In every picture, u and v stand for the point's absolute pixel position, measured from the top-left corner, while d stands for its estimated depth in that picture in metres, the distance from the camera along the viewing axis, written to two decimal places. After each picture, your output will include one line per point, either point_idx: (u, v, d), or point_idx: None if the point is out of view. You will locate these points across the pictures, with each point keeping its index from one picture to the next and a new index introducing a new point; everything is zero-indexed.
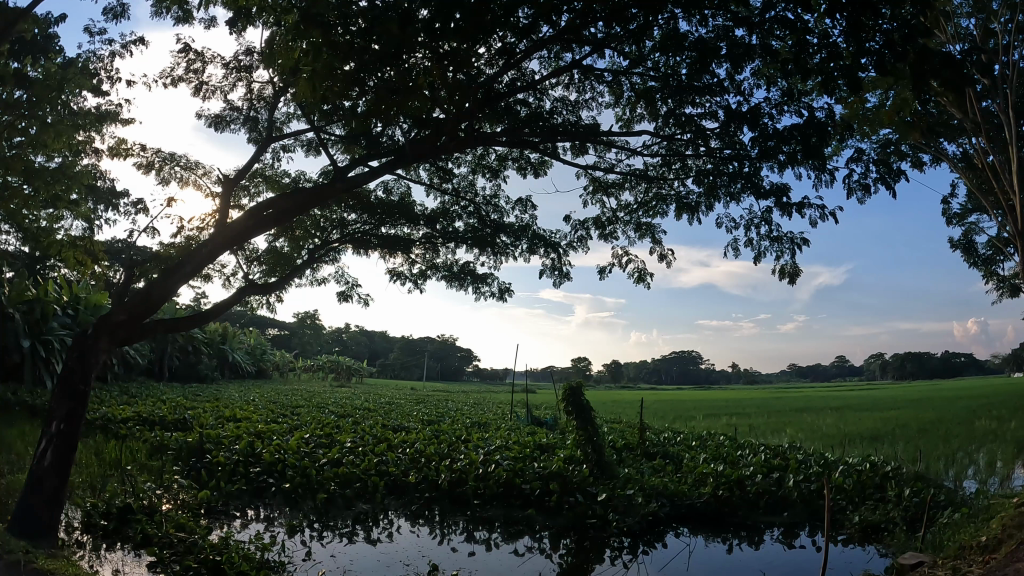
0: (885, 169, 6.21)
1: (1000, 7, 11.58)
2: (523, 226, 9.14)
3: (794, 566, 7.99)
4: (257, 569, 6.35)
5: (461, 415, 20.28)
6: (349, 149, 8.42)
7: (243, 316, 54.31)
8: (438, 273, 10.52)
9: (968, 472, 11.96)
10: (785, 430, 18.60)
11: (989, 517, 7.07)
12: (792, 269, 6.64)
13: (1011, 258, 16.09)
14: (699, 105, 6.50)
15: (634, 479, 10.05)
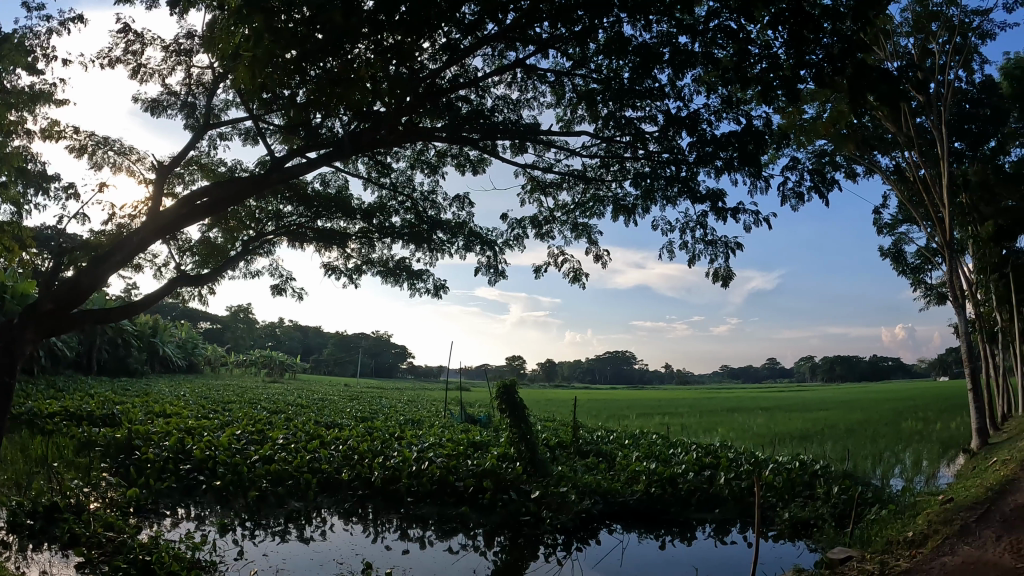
0: (819, 178, 6.43)
1: (939, 29, 12.07)
2: (460, 223, 9.11)
3: (726, 561, 8.19)
4: (187, 569, 6.14)
5: (397, 412, 20.12)
6: (287, 139, 8.24)
7: (175, 310, 52.75)
8: (373, 268, 10.43)
9: (893, 470, 12.44)
10: (716, 430, 19.12)
11: (915, 513, 7.41)
12: (726, 272, 6.83)
13: (939, 267, 16.82)
14: (639, 109, 6.59)
15: (568, 477, 10.14)
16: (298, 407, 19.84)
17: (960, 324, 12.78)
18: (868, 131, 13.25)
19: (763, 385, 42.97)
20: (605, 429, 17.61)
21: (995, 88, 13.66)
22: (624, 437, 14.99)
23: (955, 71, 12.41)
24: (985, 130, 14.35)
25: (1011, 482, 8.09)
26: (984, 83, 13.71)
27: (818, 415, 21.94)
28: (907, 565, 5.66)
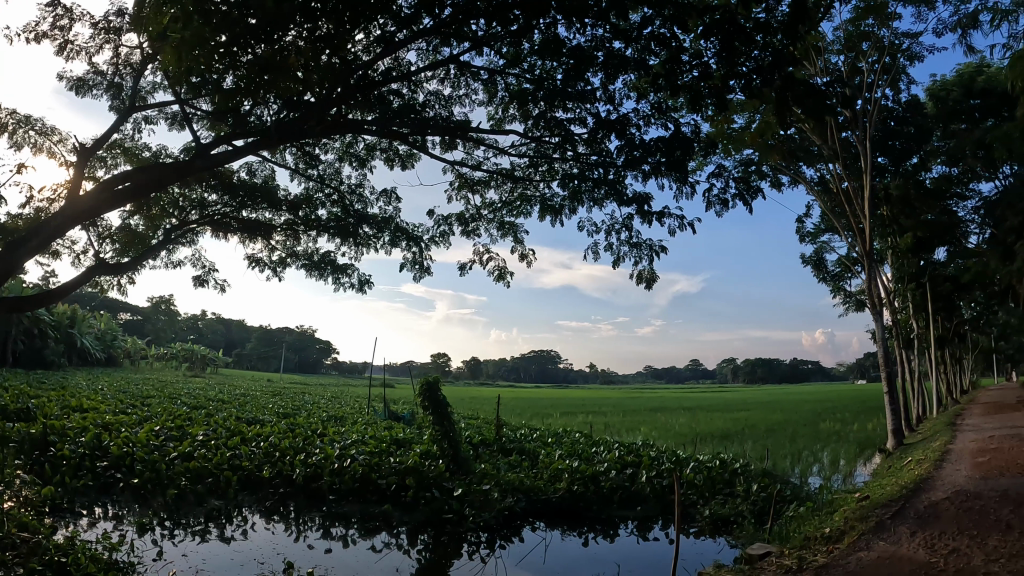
0: (744, 186, 6.62)
1: (869, 49, 12.59)
2: (387, 218, 9.03)
3: (648, 557, 8.36)
4: (106, 570, 5.89)
5: (321, 409, 19.78)
6: (215, 126, 8.01)
7: (93, 300, 50.58)
8: (298, 262, 10.23)
9: (811, 469, 12.93)
10: (638, 428, 19.56)
11: (832, 510, 7.75)
12: (649, 274, 7.00)
13: (858, 276, 17.55)
14: (569, 111, 6.67)
15: (491, 475, 10.22)
16: (219, 403, 19.32)
17: (877, 330, 13.33)
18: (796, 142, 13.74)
19: (687, 386, 44.18)
20: (531, 428, 17.73)
21: (918, 108, 14.36)
22: (548, 436, 15.15)
23: (882, 90, 12.99)
24: (908, 148, 14.50)
25: (924, 481, 8.53)
26: (909, 103, 14.40)
27: (738, 415, 22.67)
28: (825, 557, 5.90)
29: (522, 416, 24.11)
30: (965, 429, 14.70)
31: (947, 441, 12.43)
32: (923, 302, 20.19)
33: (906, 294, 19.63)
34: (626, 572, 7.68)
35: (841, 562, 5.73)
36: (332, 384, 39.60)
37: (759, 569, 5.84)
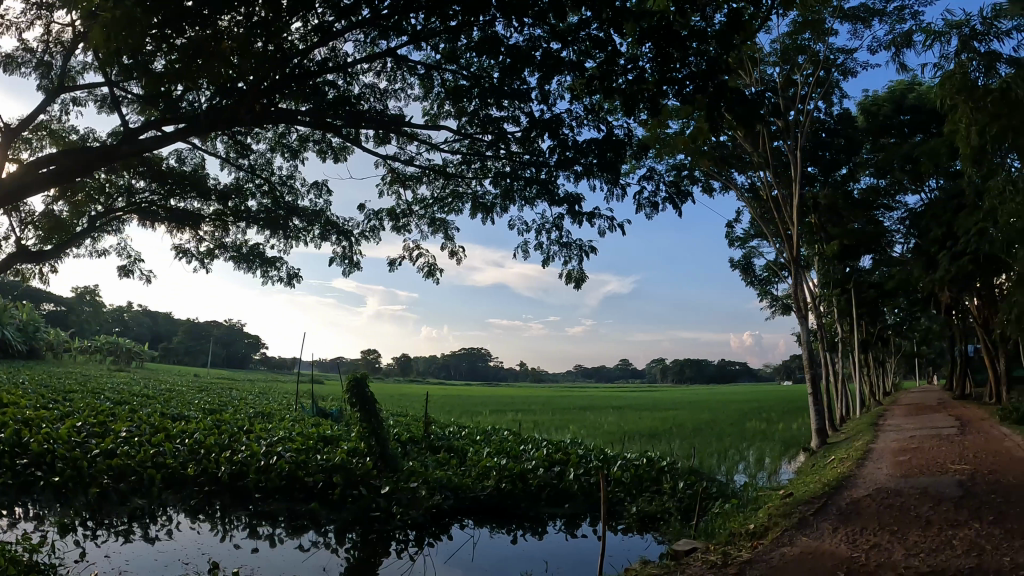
0: (674, 190, 6.78)
1: (804, 62, 13.03)
2: (317, 211, 8.88)
3: (575, 554, 8.45)
4: (24, 572, 5.64)
5: (248, 405, 19.34)
6: (146, 111, 7.74)
7: (13, 288, 48.24)
8: (226, 253, 9.99)
9: (737, 467, 13.28)
10: (567, 427, 19.76)
11: (757, 507, 7.98)
12: (578, 274, 7.22)
13: (784, 280, 18.09)
14: (504, 109, 6.69)
15: (419, 472, 10.18)
16: (143, 398, 18.67)
17: (804, 333, 13.75)
18: (733, 149, 14.11)
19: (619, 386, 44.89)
20: (460, 425, 17.72)
21: (847, 121, 14.91)
22: (477, 433, 15.18)
23: (815, 102, 13.45)
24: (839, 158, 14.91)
25: (847, 479, 8.88)
26: (840, 116, 14.94)
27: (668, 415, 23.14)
28: (749, 552, 6.04)
29: (453, 414, 24.05)
30: (885, 429, 15.30)
31: (868, 440, 12.93)
32: (846, 307, 20.96)
33: (831, 300, 20.35)
34: (554, 568, 7.74)
35: (764, 557, 5.89)
36: (263, 380, 38.70)
37: (685, 564, 5.94)
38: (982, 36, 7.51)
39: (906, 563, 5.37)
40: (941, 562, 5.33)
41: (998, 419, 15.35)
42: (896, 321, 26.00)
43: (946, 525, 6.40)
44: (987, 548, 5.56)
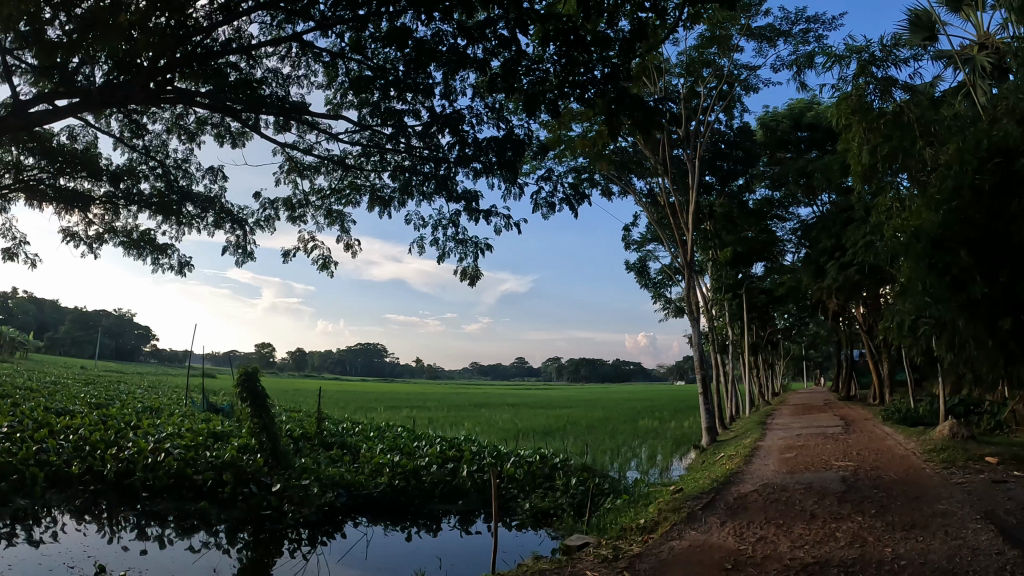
0: (570, 192, 6.98)
1: (708, 75, 13.56)
2: (211, 198, 8.58)
3: (468, 549, 8.52)
4: None
5: (136, 399, 18.57)
6: (36, 84, 7.33)
7: None
8: (116, 238, 9.58)
9: (630, 464, 13.68)
10: (464, 426, 19.88)
11: (646, 504, 8.25)
12: (473, 271, 7.58)
13: (676, 284, 18.76)
14: (404, 102, 6.51)
15: (311, 469, 10.03)
16: (18, 390, 17.62)
17: (695, 335, 14.24)
18: (631, 155, 14.56)
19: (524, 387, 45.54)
20: (354, 422, 17.49)
21: (746, 134, 15.51)
22: (370, 430, 15.05)
23: (715, 114, 13.99)
24: (735, 169, 15.52)
25: (734, 475, 9.30)
26: (739, 129, 15.48)
27: (567, 414, 23.63)
28: (640, 546, 6.20)
29: (352, 412, 23.76)
30: (777, 429, 16.02)
31: (758, 439, 13.54)
32: (738, 312, 21.89)
33: (722, 305, 21.30)
34: (447, 564, 7.77)
35: (655, 550, 6.06)
36: (158, 374, 37.25)
37: (577, 558, 6.04)
38: (880, 63, 7.87)
39: (792, 554, 5.62)
40: (825, 553, 5.60)
41: (878, 419, 16.37)
42: (785, 325, 27.40)
43: (829, 518, 6.74)
44: (869, 539, 5.88)
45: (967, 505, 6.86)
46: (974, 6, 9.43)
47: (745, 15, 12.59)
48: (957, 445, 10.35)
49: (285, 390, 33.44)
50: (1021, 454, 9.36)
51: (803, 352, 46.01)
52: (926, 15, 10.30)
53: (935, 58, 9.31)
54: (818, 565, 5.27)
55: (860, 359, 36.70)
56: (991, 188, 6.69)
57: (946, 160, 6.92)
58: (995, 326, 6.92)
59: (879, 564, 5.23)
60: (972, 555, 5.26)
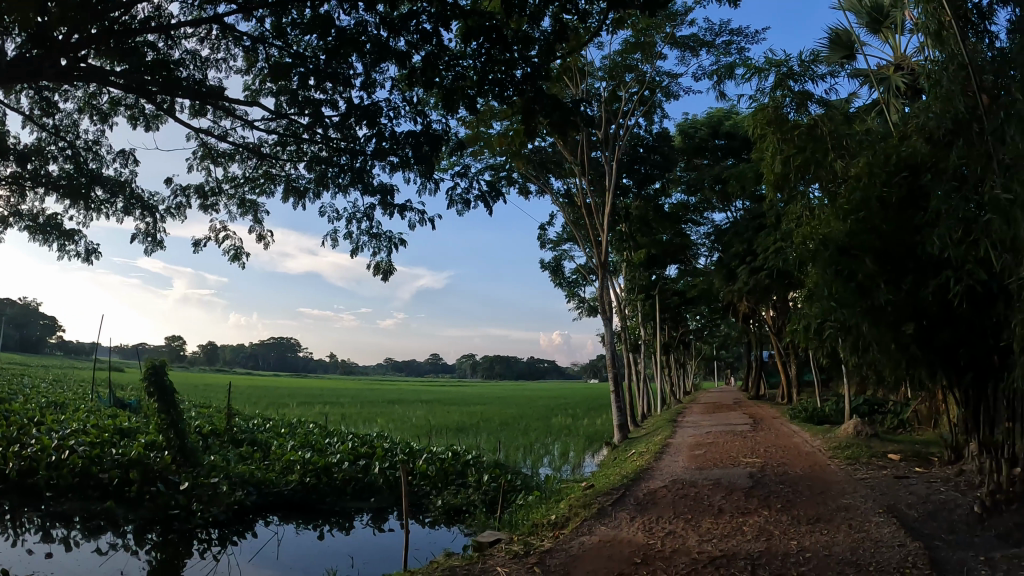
0: (486, 189, 7.09)
1: (631, 81, 13.90)
2: (122, 182, 8.20)
3: (380, 547, 8.47)
4: None
5: (32, 392, 17.68)
6: None
7: None
8: (21, 222, 9.09)
9: (543, 461, 13.88)
10: (379, 424, 19.76)
11: (556, 501, 8.38)
12: (386, 266, 7.50)
13: (590, 284, 19.17)
14: (319, 90, 6.17)
15: (217, 467, 9.80)
16: None
17: (607, 333, 14.53)
18: (551, 156, 14.78)
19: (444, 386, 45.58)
20: (266, 418, 17.14)
21: (666, 140, 15.92)
22: (280, 426, 14.78)
23: (636, 119, 14.30)
24: (652, 174, 15.79)
25: (645, 472, 9.56)
26: (659, 134, 15.87)
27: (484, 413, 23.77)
28: (552, 542, 6.29)
29: (264, 409, 23.23)
30: (689, 426, 16.50)
31: (669, 436, 13.94)
32: (652, 312, 22.48)
33: (636, 305, 21.83)
34: (359, 563, 7.68)
35: (566, 546, 6.15)
36: (60, 368, 35.50)
37: (488, 555, 6.06)
38: (799, 77, 8.15)
39: (700, 547, 5.80)
40: (733, 546, 5.80)
41: (786, 418, 17.07)
42: (698, 326, 28.34)
43: (737, 513, 6.97)
44: (775, 533, 6.12)
45: (869, 499, 7.22)
46: (894, 30, 9.93)
47: (670, 24, 12.91)
48: (860, 443, 10.90)
49: (195, 387, 32.49)
50: (916, 451, 9.95)
51: (715, 352, 47.63)
52: (846, 35, 10.78)
53: (852, 76, 9.73)
54: (725, 558, 5.45)
55: (769, 360, 38.34)
56: (897, 201, 6.15)
57: (855, 172, 6.36)
58: (898, 334, 6.19)
59: (784, 556, 5.45)
60: (873, 546, 5.53)
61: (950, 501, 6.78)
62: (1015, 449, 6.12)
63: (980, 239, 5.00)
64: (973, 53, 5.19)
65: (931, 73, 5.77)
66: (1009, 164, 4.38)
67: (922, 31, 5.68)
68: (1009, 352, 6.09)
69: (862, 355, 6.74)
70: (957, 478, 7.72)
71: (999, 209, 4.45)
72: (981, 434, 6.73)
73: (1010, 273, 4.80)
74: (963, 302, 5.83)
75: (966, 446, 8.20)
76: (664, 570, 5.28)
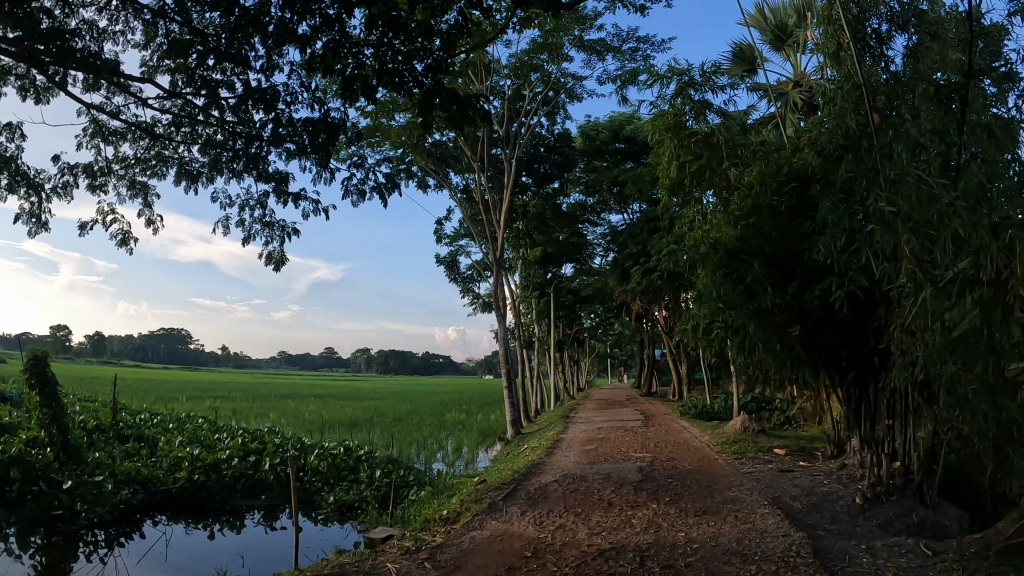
0: (382, 181, 6.98)
1: (536, 80, 14.05)
2: (6, 156, 7.56)
3: (270, 546, 8.21)
4: None
5: None
6: None
7: None
8: None
9: (436, 456, 13.86)
10: (270, 418, 19.20)
11: (448, 496, 8.40)
12: (278, 256, 7.28)
13: (485, 280, 19.28)
14: (215, 70, 5.85)
15: (103, 464, 9.19)
16: None
17: (501, 329, 14.62)
18: (450, 151, 14.77)
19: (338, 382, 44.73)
20: (151, 412, 16.29)
21: (566, 141, 16.18)
22: (169, 421, 14.08)
23: (539, 118, 14.45)
24: (551, 173, 15.94)
25: (536, 466, 9.73)
26: (560, 134, 16.13)
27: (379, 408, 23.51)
28: (443, 537, 6.29)
29: (148, 402, 22.11)
30: (581, 422, 16.87)
31: (561, 432, 14.22)
32: (547, 309, 22.80)
33: (532, 302, 22.14)
34: (250, 562, 7.42)
35: (456, 540, 6.17)
36: None
37: (379, 551, 5.97)
38: (700, 86, 8.42)
39: (590, 540, 5.94)
40: (622, 539, 5.98)
41: (676, 414, 17.72)
42: (593, 325, 29.03)
43: (626, 506, 7.20)
44: (663, 525, 6.36)
45: (755, 492, 7.61)
46: (794, 48, 10.46)
47: (578, 27, 13.13)
48: (748, 439, 11.46)
49: (71, 381, 30.62)
50: (802, 446, 10.55)
51: (610, 349, 48.94)
52: (749, 50, 11.28)
53: (752, 90, 10.20)
54: (614, 550, 5.61)
55: (661, 359, 39.80)
56: (787, 209, 6.48)
57: (748, 181, 6.67)
58: (784, 335, 6.53)
59: (672, 547, 5.67)
60: (758, 537, 5.84)
61: (832, 493, 7.26)
62: (895, 444, 6.61)
63: (862, 248, 5.32)
64: (868, 74, 5.55)
65: (827, 91, 6.13)
66: (892, 179, 4.68)
67: (821, 51, 6.04)
68: (888, 354, 6.42)
69: (748, 355, 6.97)
70: (840, 471, 8.29)
71: (883, 220, 4.77)
72: (862, 429, 7.08)
73: (889, 280, 5.16)
74: (845, 306, 6.23)
75: (848, 442, 8.75)
76: (554, 563, 5.37)
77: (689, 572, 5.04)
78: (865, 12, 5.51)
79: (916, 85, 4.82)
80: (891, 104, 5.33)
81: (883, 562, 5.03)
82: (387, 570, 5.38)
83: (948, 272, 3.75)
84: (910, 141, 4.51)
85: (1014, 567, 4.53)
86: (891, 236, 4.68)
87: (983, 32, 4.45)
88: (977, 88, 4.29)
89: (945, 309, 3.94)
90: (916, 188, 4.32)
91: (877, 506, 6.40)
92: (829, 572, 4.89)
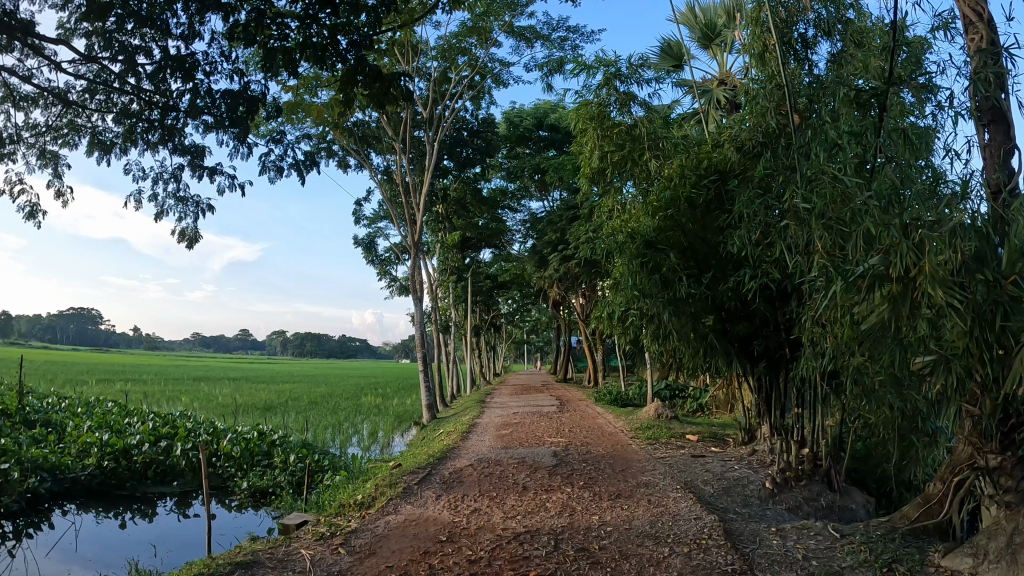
0: (301, 158, 6.81)
1: (463, 64, 13.89)
2: None
3: (183, 534, 7.92)
4: None
5: None
6: None
7: None
8: None
9: (352, 441, 13.70)
10: (180, 402, 18.52)
11: (365, 480, 8.34)
12: (191, 233, 6.98)
13: (403, 263, 19.09)
14: (133, 35, 5.54)
15: (7, 450, 8.58)
16: None
17: (418, 313, 14.48)
18: (374, 131, 14.50)
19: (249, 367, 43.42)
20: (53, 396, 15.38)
21: (489, 126, 16.11)
22: (78, 406, 13.39)
23: (463, 103, 14.32)
24: (472, 159, 15.85)
25: (452, 450, 9.72)
26: (484, 119, 16.06)
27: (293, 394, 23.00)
28: (358, 522, 6.23)
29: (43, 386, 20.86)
30: (495, 408, 16.70)
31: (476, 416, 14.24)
32: (464, 293, 22.71)
33: (449, 287, 22.08)
34: (164, 551, 7.15)
35: (371, 526, 6.11)
36: None
37: (294, 537, 5.85)
38: (625, 78, 8.52)
39: (504, 524, 6.00)
40: (536, 523, 6.06)
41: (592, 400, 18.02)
42: (509, 310, 29.23)
43: (541, 489, 7.31)
44: (577, 509, 6.49)
45: (667, 476, 7.86)
46: (720, 47, 10.81)
47: (509, 13, 13.06)
48: (661, 425, 11.79)
49: None
50: (714, 433, 10.94)
51: (529, 336, 49.65)
52: (676, 46, 11.57)
53: (676, 85, 10.45)
54: (529, 534, 5.69)
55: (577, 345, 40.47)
56: (704, 202, 6.65)
57: (668, 173, 6.79)
58: (698, 325, 6.71)
59: (586, 531, 5.80)
60: (671, 520, 6.02)
61: (743, 478, 7.60)
62: (804, 431, 6.91)
63: (777, 241, 5.53)
64: (792, 75, 5.74)
65: (750, 90, 6.30)
66: (809, 178, 4.89)
67: (747, 52, 6.22)
68: (798, 345, 6.78)
69: (663, 344, 7.11)
70: (750, 457, 8.65)
71: (799, 216, 5.01)
72: (771, 416, 7.42)
73: (800, 273, 5.40)
74: (757, 298, 6.48)
75: (759, 428, 9.12)
76: (469, 547, 5.40)
77: (606, 555, 5.16)
78: (792, 17, 5.75)
79: (837, 88, 4.96)
80: (812, 104, 5.52)
81: (793, 544, 5.26)
82: (301, 557, 5.28)
83: (861, 268, 3.90)
84: (829, 143, 4.73)
85: (917, 548, 4.80)
86: (804, 232, 4.90)
87: (904, 42, 4.68)
88: (894, 95, 4.45)
89: (854, 302, 4.15)
90: (831, 187, 4.52)
91: (786, 490, 6.71)
92: (739, 553, 5.10)
